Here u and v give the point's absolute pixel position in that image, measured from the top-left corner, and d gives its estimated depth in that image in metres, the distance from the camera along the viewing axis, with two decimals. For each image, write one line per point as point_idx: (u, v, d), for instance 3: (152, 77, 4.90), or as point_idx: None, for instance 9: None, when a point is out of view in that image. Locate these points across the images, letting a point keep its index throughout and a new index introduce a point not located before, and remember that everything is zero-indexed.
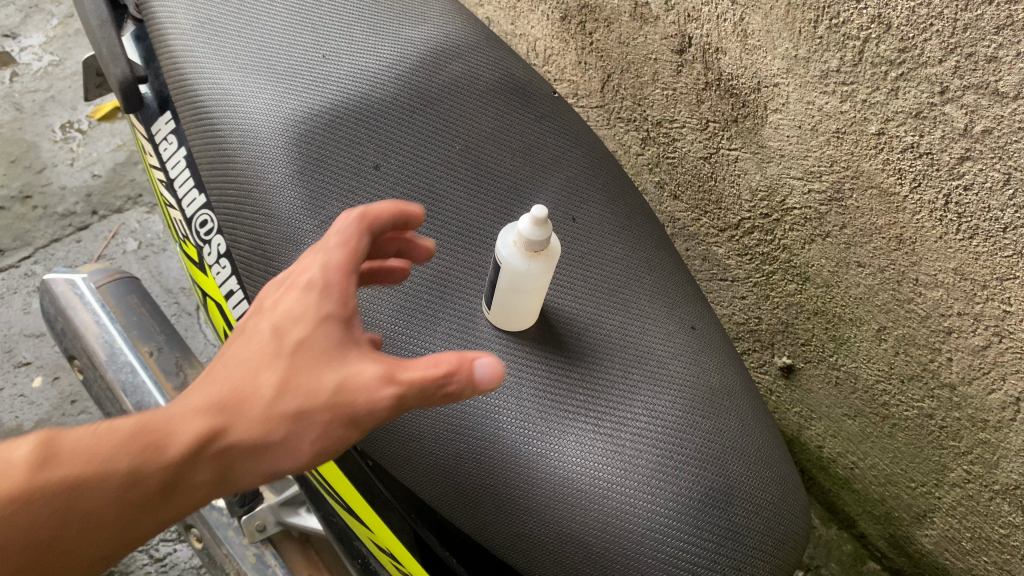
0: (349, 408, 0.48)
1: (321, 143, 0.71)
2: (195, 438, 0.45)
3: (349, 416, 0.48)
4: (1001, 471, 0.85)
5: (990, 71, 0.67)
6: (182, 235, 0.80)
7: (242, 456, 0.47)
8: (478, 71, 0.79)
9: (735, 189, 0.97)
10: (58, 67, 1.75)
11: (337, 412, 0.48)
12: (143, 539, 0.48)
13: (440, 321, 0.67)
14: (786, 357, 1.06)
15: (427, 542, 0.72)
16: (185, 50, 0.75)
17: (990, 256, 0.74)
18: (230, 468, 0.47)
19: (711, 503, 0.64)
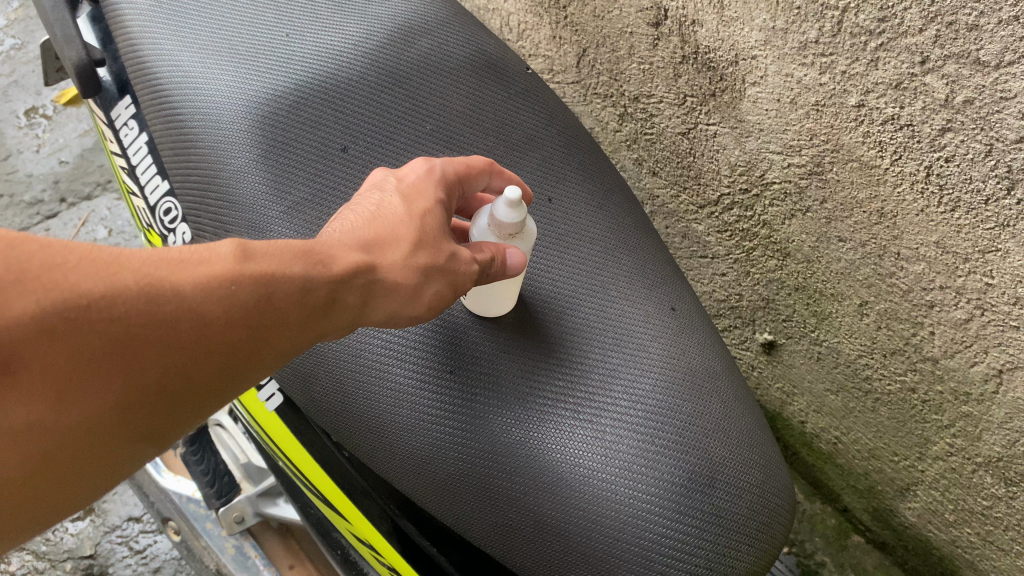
0: (433, 281, 0.59)
1: (286, 126, 0.69)
2: (301, 272, 0.53)
3: (425, 293, 0.59)
4: (984, 443, 0.84)
5: (971, 40, 0.65)
6: (146, 224, 0.78)
7: (340, 303, 0.55)
8: (448, 47, 0.77)
9: (714, 165, 0.95)
10: (21, 51, 1.68)
11: (417, 288, 0.58)
12: (217, 347, 0.49)
13: None
14: (767, 334, 1.05)
15: (407, 533, 0.71)
16: (142, 31, 0.72)
17: (972, 228, 0.73)
18: (330, 306, 0.54)
19: (694, 487, 0.63)
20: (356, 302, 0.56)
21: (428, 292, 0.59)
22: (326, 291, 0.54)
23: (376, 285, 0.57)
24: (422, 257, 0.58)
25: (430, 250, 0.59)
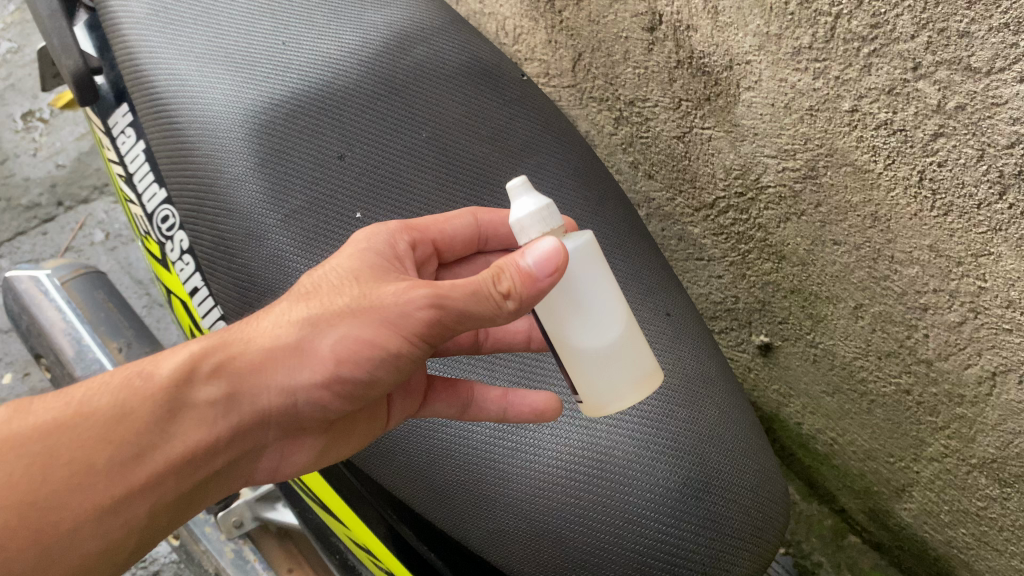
0: (305, 339, 0.55)
1: (283, 135, 0.69)
2: (98, 402, 0.53)
3: (305, 353, 0.55)
4: (978, 445, 0.85)
5: (962, 46, 0.66)
6: (144, 231, 0.78)
7: (191, 399, 0.55)
8: (444, 54, 0.77)
9: (709, 168, 0.95)
10: (17, 54, 1.67)
11: (302, 342, 0.55)
12: None
13: None
14: (764, 336, 1.05)
15: (404, 537, 0.71)
16: (140, 41, 0.73)
17: (964, 232, 0.74)
18: (184, 404, 0.54)
19: (690, 493, 0.64)
20: (217, 392, 0.55)
21: (319, 348, 0.55)
22: (166, 395, 0.54)
23: (240, 368, 0.56)
24: (305, 308, 0.56)
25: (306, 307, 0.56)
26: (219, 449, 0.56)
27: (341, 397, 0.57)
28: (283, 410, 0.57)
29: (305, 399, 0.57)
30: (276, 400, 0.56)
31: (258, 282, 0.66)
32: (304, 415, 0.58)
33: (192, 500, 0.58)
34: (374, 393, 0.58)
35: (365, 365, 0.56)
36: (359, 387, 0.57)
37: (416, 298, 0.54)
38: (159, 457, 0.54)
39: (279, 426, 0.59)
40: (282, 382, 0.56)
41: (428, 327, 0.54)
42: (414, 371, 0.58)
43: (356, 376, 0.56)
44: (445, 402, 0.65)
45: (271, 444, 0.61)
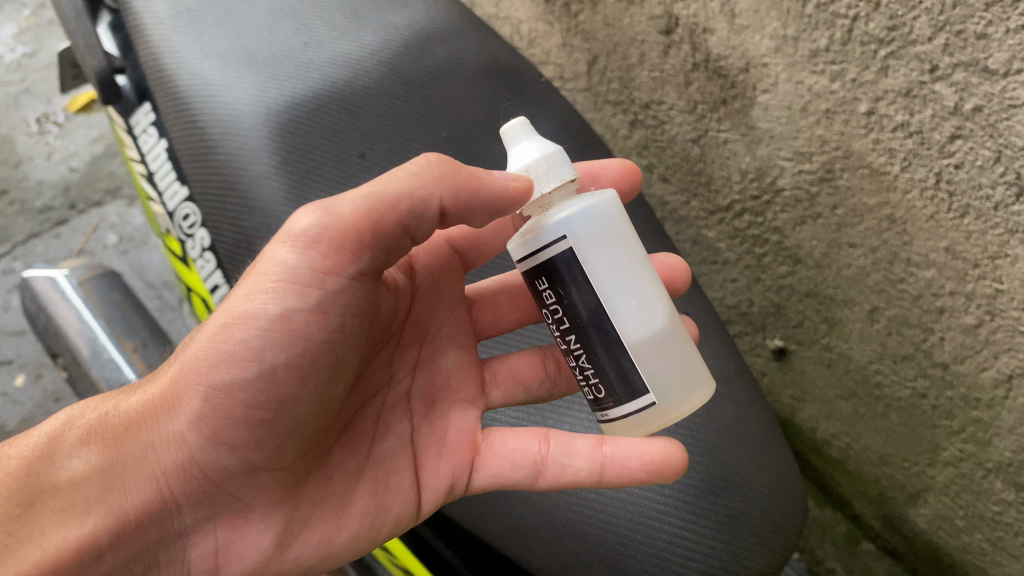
0: (177, 371, 0.56)
1: (305, 133, 0.71)
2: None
3: (179, 383, 0.55)
4: (994, 449, 0.85)
5: (980, 48, 0.66)
6: (165, 230, 0.79)
7: (64, 475, 0.56)
8: (464, 55, 0.79)
9: (725, 171, 0.96)
10: (32, 60, 1.55)
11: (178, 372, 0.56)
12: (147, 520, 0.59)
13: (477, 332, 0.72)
14: (778, 340, 1.05)
15: (422, 534, 0.73)
16: (162, 40, 0.73)
17: (982, 234, 0.74)
18: (58, 482, 0.55)
19: (709, 490, 0.66)
20: (89, 460, 0.56)
21: (193, 366, 0.55)
22: (38, 477, 0.56)
23: (116, 426, 0.57)
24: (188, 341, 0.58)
25: (190, 339, 0.58)
26: (112, 528, 0.54)
27: (229, 413, 0.54)
28: (180, 458, 0.55)
29: (194, 434, 0.55)
30: (164, 450, 0.55)
31: None
32: (208, 460, 0.55)
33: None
34: (283, 406, 0.54)
35: (230, 355, 0.53)
36: (246, 385, 0.53)
37: (299, 227, 0.53)
38: (29, 556, 0.53)
39: (189, 489, 0.56)
40: (165, 428, 0.55)
41: (319, 235, 0.52)
42: (312, 336, 0.54)
43: (241, 381, 0.53)
44: (506, 464, 0.63)
45: (199, 522, 0.57)
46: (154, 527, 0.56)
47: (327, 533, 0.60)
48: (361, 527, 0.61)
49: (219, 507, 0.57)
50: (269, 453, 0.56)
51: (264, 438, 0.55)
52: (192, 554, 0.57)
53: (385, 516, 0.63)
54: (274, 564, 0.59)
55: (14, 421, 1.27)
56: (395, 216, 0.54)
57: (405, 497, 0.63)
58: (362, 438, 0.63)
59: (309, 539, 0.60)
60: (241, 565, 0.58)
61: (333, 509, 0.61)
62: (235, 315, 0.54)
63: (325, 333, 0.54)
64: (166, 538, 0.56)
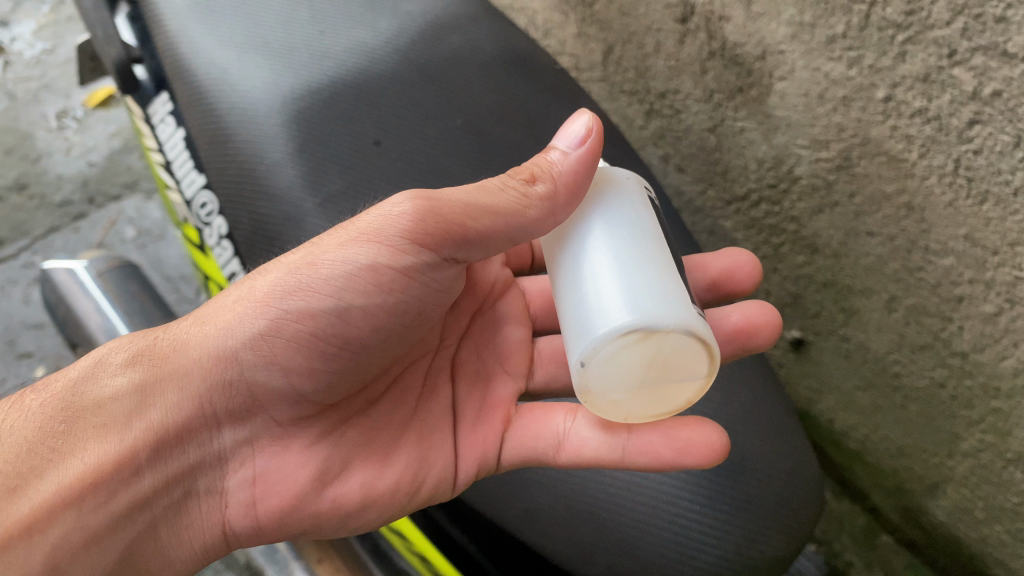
0: (235, 296, 0.60)
1: (320, 120, 0.72)
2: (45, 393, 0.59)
3: (235, 306, 0.59)
4: (1014, 439, 0.84)
5: (999, 32, 0.65)
6: (182, 218, 0.79)
7: (106, 391, 0.58)
8: (479, 44, 0.80)
9: (742, 160, 0.95)
10: (51, 55, 1.56)
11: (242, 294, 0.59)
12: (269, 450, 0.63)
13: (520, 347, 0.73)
14: (796, 331, 1.05)
15: (437, 519, 0.73)
16: (180, 31, 0.75)
17: (1001, 221, 0.73)
18: (103, 398, 0.58)
19: (726, 474, 0.67)
20: (130, 378, 0.59)
21: (257, 289, 0.59)
22: (80, 394, 0.58)
23: (163, 348, 0.60)
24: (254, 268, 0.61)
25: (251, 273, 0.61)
26: (150, 443, 0.58)
27: (292, 340, 0.57)
28: (227, 377, 0.58)
29: (243, 352, 0.58)
30: (210, 366, 0.58)
31: None
32: (258, 381, 0.58)
33: (135, 520, 0.57)
34: (343, 334, 0.58)
35: (307, 287, 0.57)
36: (317, 316, 0.57)
37: (396, 206, 0.56)
38: (70, 469, 0.56)
39: (234, 411, 0.59)
40: (210, 343, 0.59)
41: (417, 221, 0.55)
42: (390, 293, 0.57)
43: (305, 304, 0.57)
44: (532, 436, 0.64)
45: (237, 446, 0.60)
46: (193, 448, 0.59)
47: (367, 479, 0.61)
48: (402, 483, 0.62)
49: (260, 432, 0.61)
50: (321, 385, 0.59)
51: (321, 369, 0.58)
52: (228, 482, 0.60)
53: (423, 481, 0.63)
54: (306, 503, 0.60)
55: None
56: (517, 228, 0.57)
57: (444, 459, 0.64)
58: (409, 398, 0.65)
59: (352, 482, 0.61)
60: (275, 499, 0.60)
61: (374, 456, 0.62)
62: (319, 258, 0.57)
63: (405, 293, 0.58)
64: (205, 462, 0.60)
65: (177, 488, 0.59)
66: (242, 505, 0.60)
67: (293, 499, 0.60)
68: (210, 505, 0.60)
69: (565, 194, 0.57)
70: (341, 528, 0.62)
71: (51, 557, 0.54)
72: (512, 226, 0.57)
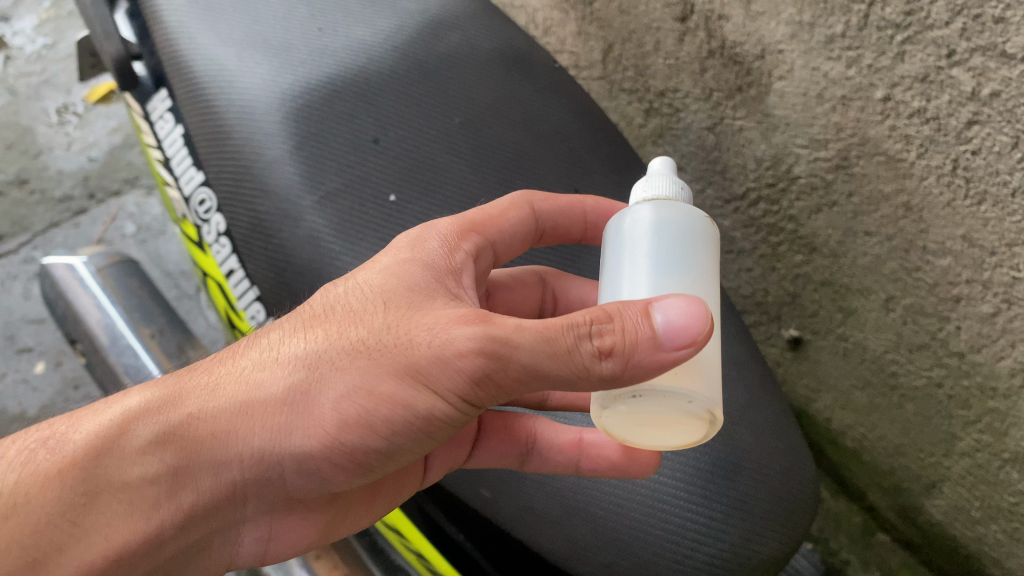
0: (285, 384, 0.53)
1: (319, 117, 0.72)
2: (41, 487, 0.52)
3: (290, 401, 0.53)
4: (1011, 439, 0.84)
5: (998, 32, 0.65)
6: (181, 215, 0.79)
7: (132, 475, 0.52)
8: (477, 42, 0.81)
9: (741, 159, 0.95)
10: (52, 51, 1.56)
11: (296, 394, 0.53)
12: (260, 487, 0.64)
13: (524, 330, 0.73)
14: (793, 330, 1.05)
15: (433, 518, 0.74)
16: (179, 27, 0.75)
17: (999, 221, 0.73)
18: (131, 479, 0.52)
19: (721, 473, 0.67)
20: (165, 461, 0.53)
21: (316, 405, 0.53)
22: (103, 475, 0.52)
23: (199, 430, 0.53)
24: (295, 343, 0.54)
25: (281, 347, 0.54)
26: (181, 523, 0.54)
27: (335, 464, 0.55)
28: (266, 475, 0.55)
29: (291, 463, 0.54)
30: (249, 461, 0.54)
31: (294, 263, 0.68)
32: (295, 481, 0.56)
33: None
34: (383, 459, 0.56)
35: (359, 425, 0.53)
36: (367, 453, 0.54)
37: (458, 339, 0.49)
38: (96, 547, 0.52)
39: (261, 492, 0.56)
40: (257, 441, 0.53)
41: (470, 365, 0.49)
42: (434, 434, 0.55)
43: (362, 443, 0.53)
44: (559, 452, 0.64)
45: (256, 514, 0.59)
46: (216, 521, 0.56)
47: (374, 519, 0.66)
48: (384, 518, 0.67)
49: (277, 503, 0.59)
50: (349, 484, 0.58)
51: (354, 479, 0.57)
52: (243, 539, 0.60)
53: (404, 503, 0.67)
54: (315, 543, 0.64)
55: (34, 408, 1.24)
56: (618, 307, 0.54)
57: (416, 479, 0.66)
58: None
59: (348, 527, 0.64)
60: (283, 548, 0.62)
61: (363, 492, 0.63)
62: (377, 388, 0.52)
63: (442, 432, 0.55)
64: (225, 528, 0.57)
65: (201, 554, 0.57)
66: (250, 553, 0.61)
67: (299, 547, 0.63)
68: (222, 555, 0.59)
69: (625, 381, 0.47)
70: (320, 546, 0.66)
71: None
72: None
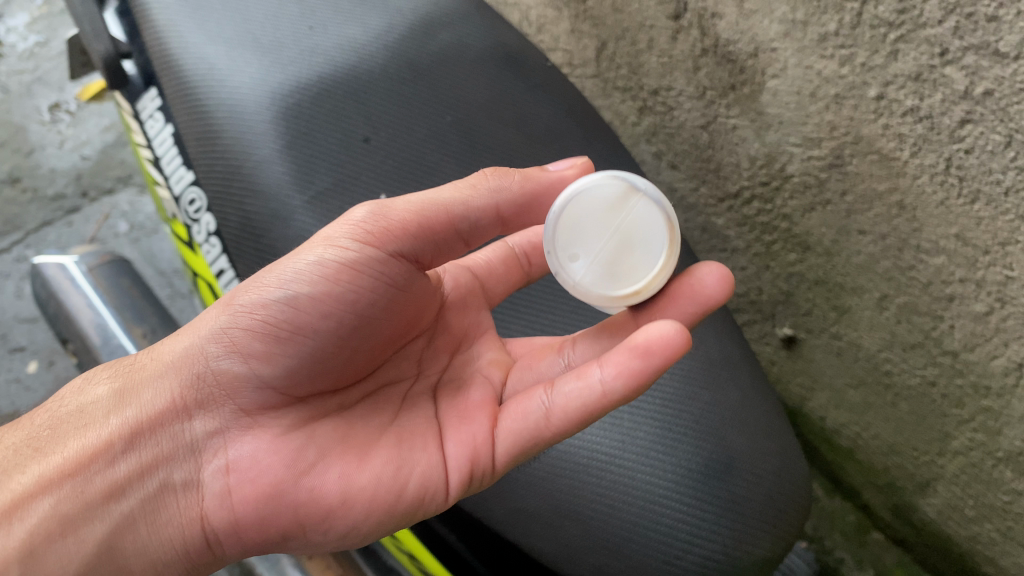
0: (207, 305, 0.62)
1: (309, 116, 0.71)
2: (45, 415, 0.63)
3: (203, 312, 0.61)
4: (1004, 438, 0.84)
5: (991, 31, 0.65)
6: (172, 214, 0.79)
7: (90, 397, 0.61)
8: (469, 39, 0.80)
9: (734, 158, 0.95)
10: (44, 48, 1.55)
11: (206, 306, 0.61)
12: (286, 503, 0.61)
13: (519, 320, 0.75)
14: (787, 328, 1.05)
15: (426, 519, 0.74)
16: (168, 25, 0.74)
17: (992, 220, 0.72)
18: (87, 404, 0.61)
19: (713, 474, 0.67)
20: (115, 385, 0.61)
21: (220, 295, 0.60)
22: (69, 401, 0.61)
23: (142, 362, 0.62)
24: None
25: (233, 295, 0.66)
26: (127, 433, 0.58)
27: (248, 330, 0.57)
28: (192, 373, 0.59)
29: (210, 345, 0.58)
30: (182, 360, 0.59)
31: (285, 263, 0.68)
32: (220, 369, 0.58)
33: (112, 513, 0.57)
34: (293, 318, 0.57)
35: (252, 287, 0.58)
36: (269, 307, 0.57)
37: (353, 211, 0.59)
38: (52, 462, 0.58)
39: (201, 401, 0.58)
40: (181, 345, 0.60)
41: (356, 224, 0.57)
42: (336, 282, 0.57)
43: (257, 296, 0.57)
44: (516, 416, 0.60)
45: (211, 437, 0.58)
46: (164, 440, 0.58)
47: (347, 470, 0.57)
48: (384, 474, 0.57)
49: (235, 432, 0.58)
50: (279, 370, 0.57)
51: (277, 356, 0.57)
52: (204, 474, 0.58)
53: (407, 471, 0.58)
54: (288, 491, 0.56)
55: (27, 408, 1.23)
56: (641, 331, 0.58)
57: (428, 455, 0.60)
58: (388, 404, 0.63)
59: (332, 474, 0.56)
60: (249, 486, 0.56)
61: (352, 451, 0.58)
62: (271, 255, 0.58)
63: (350, 284, 0.57)
64: (178, 452, 0.58)
65: (152, 480, 0.58)
66: (218, 497, 0.57)
67: (269, 489, 0.56)
68: (188, 501, 0.57)
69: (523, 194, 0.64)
70: (321, 530, 0.57)
71: (28, 542, 0.55)
72: (457, 216, 0.62)
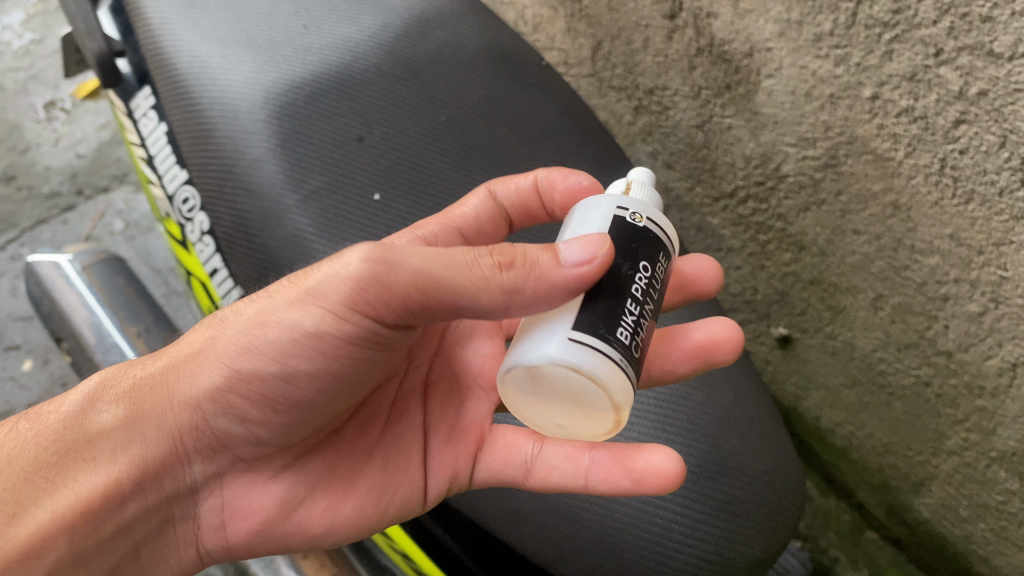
0: (202, 342, 0.56)
1: (303, 115, 0.71)
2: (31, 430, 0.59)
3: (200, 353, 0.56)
4: (998, 438, 0.84)
5: (985, 31, 0.65)
6: (165, 213, 0.79)
7: (93, 426, 0.57)
8: (463, 39, 0.80)
9: (729, 157, 0.95)
10: (39, 46, 1.55)
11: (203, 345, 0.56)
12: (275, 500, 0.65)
13: None
14: (783, 328, 1.05)
15: (419, 519, 0.74)
16: (162, 24, 0.74)
17: (987, 220, 0.72)
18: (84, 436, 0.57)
19: (706, 475, 0.67)
20: (115, 417, 0.57)
21: (219, 344, 0.55)
22: (66, 428, 0.57)
23: (137, 386, 0.58)
24: None
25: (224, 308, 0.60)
26: (134, 479, 0.57)
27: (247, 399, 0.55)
28: (193, 422, 0.57)
29: (203, 406, 0.56)
30: (178, 412, 0.56)
31: (278, 262, 0.67)
32: (219, 426, 0.57)
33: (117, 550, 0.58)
34: (292, 396, 0.54)
35: (256, 349, 0.53)
36: (270, 382, 0.54)
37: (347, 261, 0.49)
38: (62, 498, 0.56)
39: (201, 448, 0.58)
40: (182, 389, 0.56)
41: (359, 287, 0.49)
42: (335, 358, 0.53)
43: (257, 368, 0.53)
44: (502, 460, 0.62)
45: (208, 477, 0.60)
46: (168, 483, 0.58)
47: (331, 505, 0.60)
48: (366, 508, 0.61)
49: (228, 466, 0.60)
50: (275, 433, 0.57)
51: (275, 423, 0.56)
52: (201, 509, 0.60)
53: (388, 503, 0.61)
54: (275, 527, 0.60)
55: (21, 405, 1.23)
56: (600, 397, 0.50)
57: (411, 476, 0.62)
58: (376, 421, 0.63)
59: (318, 510, 0.60)
60: (245, 523, 0.60)
61: (340, 484, 0.61)
62: (268, 315, 0.53)
63: (350, 356, 0.53)
64: (179, 493, 0.59)
65: (156, 519, 0.59)
66: (215, 528, 0.60)
67: (259, 524, 0.60)
68: (185, 529, 0.60)
69: (528, 297, 0.49)
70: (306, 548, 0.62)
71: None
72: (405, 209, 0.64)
